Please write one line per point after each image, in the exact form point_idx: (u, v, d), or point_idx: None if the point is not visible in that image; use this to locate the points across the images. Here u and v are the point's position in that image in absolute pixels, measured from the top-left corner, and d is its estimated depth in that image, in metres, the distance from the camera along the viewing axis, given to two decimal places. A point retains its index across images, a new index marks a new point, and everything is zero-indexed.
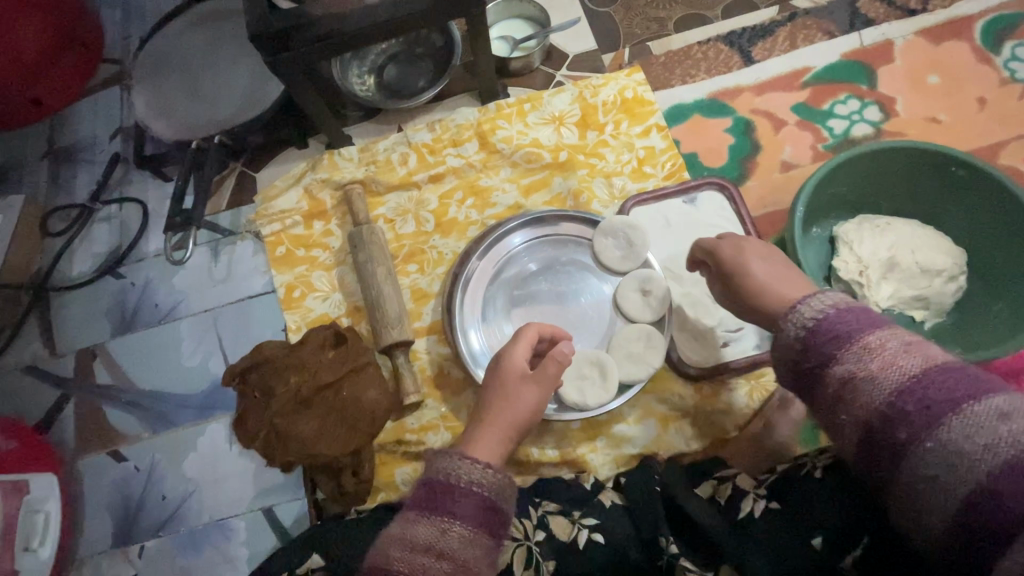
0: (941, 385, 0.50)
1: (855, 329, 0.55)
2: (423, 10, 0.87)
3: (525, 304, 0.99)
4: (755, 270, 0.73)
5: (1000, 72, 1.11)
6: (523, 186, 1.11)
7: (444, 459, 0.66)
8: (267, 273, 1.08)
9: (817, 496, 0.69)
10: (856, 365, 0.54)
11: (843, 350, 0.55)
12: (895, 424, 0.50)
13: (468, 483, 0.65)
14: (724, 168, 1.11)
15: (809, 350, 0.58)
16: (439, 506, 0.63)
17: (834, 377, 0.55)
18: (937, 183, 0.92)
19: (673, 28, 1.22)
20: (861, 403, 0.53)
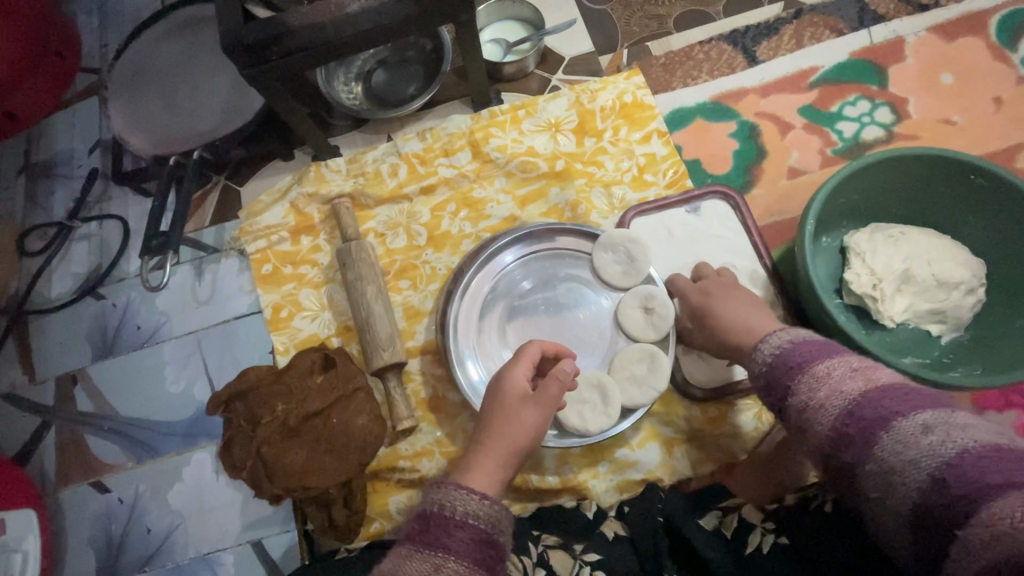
0: (877, 406, 0.50)
1: (804, 361, 0.58)
2: (408, 16, 0.81)
3: (522, 323, 0.95)
4: (726, 308, 0.77)
5: (1017, 70, 1.06)
6: (518, 197, 1.06)
7: (438, 489, 0.63)
8: (252, 292, 1.04)
9: (819, 528, 0.68)
10: (805, 394, 0.55)
11: (797, 381, 0.57)
12: (841, 447, 0.52)
13: (464, 515, 0.61)
14: (728, 175, 1.06)
15: (771, 384, 0.60)
16: (434, 540, 0.59)
17: (791, 407, 0.57)
18: (955, 190, 0.87)
19: (674, 26, 1.17)
20: (813, 431, 0.54)
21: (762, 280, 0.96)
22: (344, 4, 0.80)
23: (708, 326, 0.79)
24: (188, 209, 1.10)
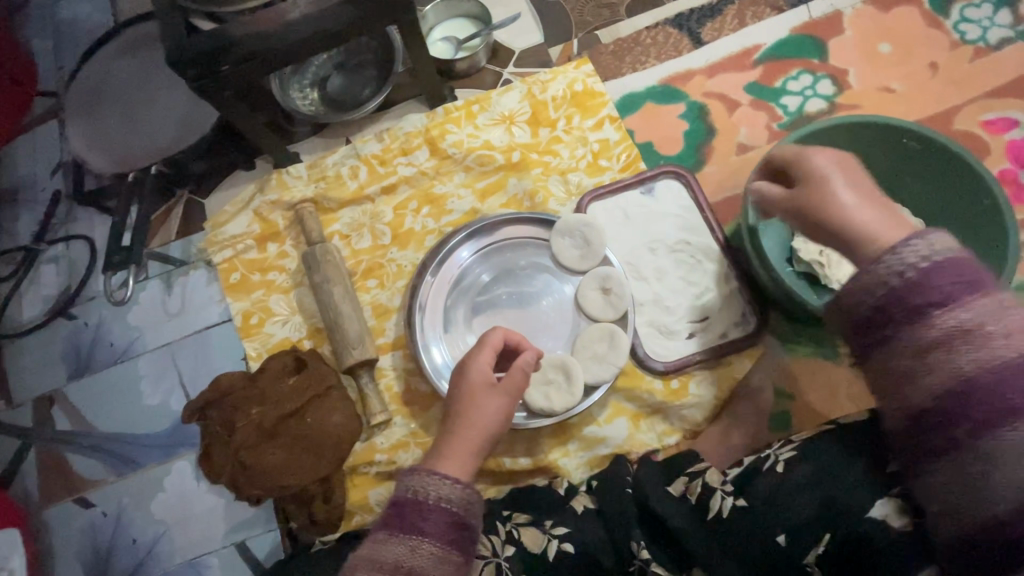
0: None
1: (982, 284, 0.49)
2: (351, 19, 0.83)
3: (487, 312, 0.97)
4: (841, 189, 0.59)
5: (950, 35, 1.09)
6: (478, 190, 1.09)
7: (410, 477, 0.64)
8: (222, 301, 1.05)
9: (780, 491, 0.63)
10: (980, 322, 0.48)
11: (970, 298, 0.49)
12: (999, 396, 0.47)
13: (437, 500, 0.62)
14: (680, 155, 1.09)
15: (922, 285, 0.50)
16: (410, 525, 0.61)
17: (939, 330, 0.49)
18: (891, 155, 0.91)
19: (623, 13, 1.19)
20: (965, 369, 0.48)
21: (716, 253, 0.99)
22: (286, 10, 0.81)
23: (809, 214, 0.61)
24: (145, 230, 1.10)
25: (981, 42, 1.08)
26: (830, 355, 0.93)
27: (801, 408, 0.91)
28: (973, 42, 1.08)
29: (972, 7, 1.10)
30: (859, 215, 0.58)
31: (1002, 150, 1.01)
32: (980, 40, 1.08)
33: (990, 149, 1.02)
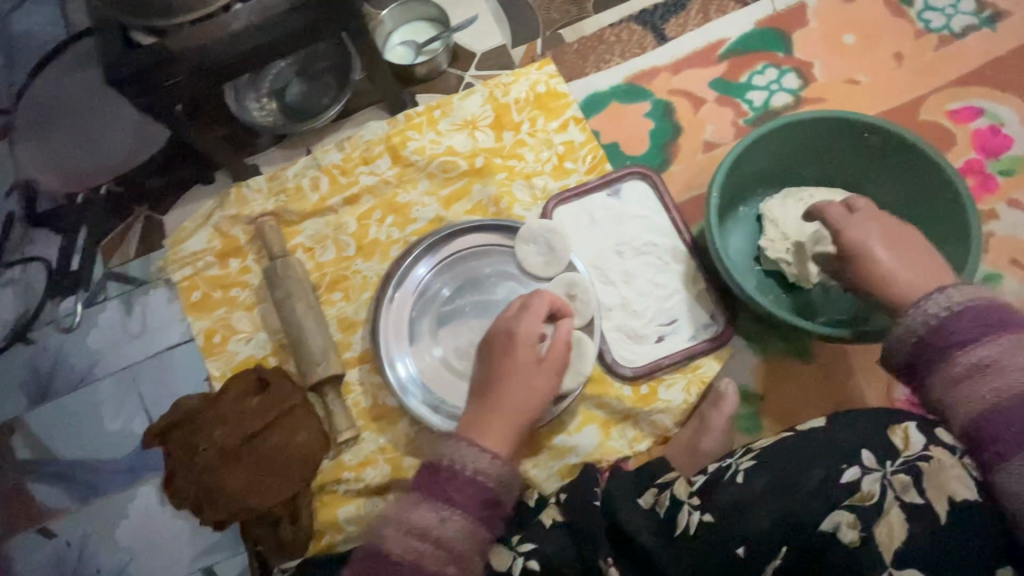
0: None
1: (1007, 323, 0.52)
2: (297, 29, 0.81)
3: (453, 323, 0.96)
4: (877, 253, 0.65)
5: (915, 24, 1.08)
6: (443, 197, 1.07)
7: (449, 446, 0.65)
8: (183, 321, 1.03)
9: (740, 502, 0.61)
10: (998, 356, 0.51)
11: (996, 337, 0.52)
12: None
13: (471, 474, 0.64)
14: (647, 155, 1.07)
15: (946, 331, 0.54)
16: (433, 496, 0.62)
17: (963, 361, 0.52)
18: (854, 150, 0.90)
19: (591, 8, 1.17)
20: (987, 394, 0.51)
21: (683, 254, 0.97)
22: (227, 22, 0.78)
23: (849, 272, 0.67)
24: (103, 253, 1.08)
25: (946, 30, 1.07)
26: (800, 354, 0.92)
27: (771, 408, 0.90)
28: (938, 30, 1.07)
29: None
30: (898, 276, 0.62)
31: (968, 140, 1.00)
32: (944, 28, 1.07)
33: (956, 139, 1.01)
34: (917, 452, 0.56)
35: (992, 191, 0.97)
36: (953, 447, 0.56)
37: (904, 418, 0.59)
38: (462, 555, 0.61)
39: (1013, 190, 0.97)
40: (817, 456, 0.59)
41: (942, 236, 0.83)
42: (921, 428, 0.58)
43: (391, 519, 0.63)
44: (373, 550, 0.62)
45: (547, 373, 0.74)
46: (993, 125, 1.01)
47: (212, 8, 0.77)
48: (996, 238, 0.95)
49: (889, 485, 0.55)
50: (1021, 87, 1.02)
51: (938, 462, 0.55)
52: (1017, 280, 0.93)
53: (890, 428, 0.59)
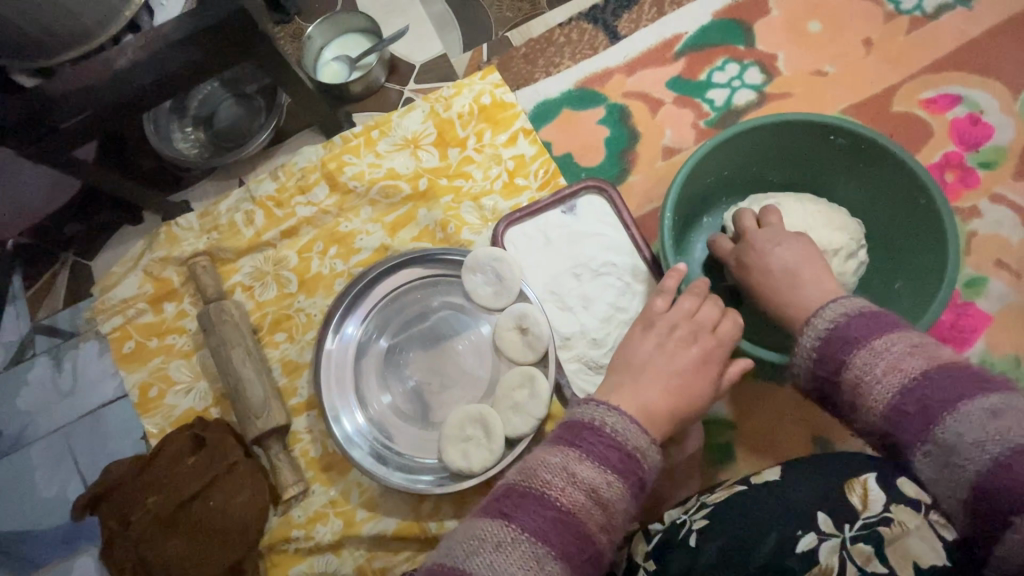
0: (934, 390, 0.48)
1: (866, 334, 0.54)
2: (192, 62, 0.73)
3: (400, 361, 0.90)
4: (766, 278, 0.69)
5: (884, 6, 1.00)
6: (387, 224, 0.99)
7: (597, 406, 0.58)
8: (117, 374, 0.96)
9: (692, 570, 0.55)
10: (864, 369, 0.53)
11: (855, 353, 0.54)
12: (901, 421, 0.49)
13: (631, 447, 0.55)
14: (603, 166, 1.00)
15: (823, 359, 0.56)
16: (588, 450, 0.54)
17: (844, 382, 0.54)
18: (819, 152, 0.82)
19: (545, 4, 1.10)
20: (869, 408, 0.52)
21: (644, 274, 0.91)
22: (112, 59, 0.71)
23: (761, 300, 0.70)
24: (28, 306, 1.01)
25: (918, 11, 0.99)
26: (771, 377, 0.86)
27: (745, 436, 0.84)
28: (909, 12, 0.99)
29: None
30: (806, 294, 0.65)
31: (946, 131, 0.93)
32: (917, 9, 0.99)
33: (932, 131, 0.94)
34: (878, 512, 0.53)
35: (972, 186, 0.90)
36: (918, 503, 0.54)
37: (862, 469, 0.57)
38: (612, 526, 0.52)
39: (996, 183, 0.90)
40: (772, 521, 0.55)
41: (918, 243, 0.76)
42: (880, 480, 0.55)
43: (547, 463, 0.53)
44: (521, 488, 0.53)
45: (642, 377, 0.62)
46: (972, 113, 0.93)
47: (102, 40, 0.72)
48: (978, 238, 0.88)
49: (850, 556, 0.52)
50: (1001, 70, 0.95)
51: (900, 524, 0.52)
52: (1002, 282, 0.86)
53: (847, 483, 0.56)
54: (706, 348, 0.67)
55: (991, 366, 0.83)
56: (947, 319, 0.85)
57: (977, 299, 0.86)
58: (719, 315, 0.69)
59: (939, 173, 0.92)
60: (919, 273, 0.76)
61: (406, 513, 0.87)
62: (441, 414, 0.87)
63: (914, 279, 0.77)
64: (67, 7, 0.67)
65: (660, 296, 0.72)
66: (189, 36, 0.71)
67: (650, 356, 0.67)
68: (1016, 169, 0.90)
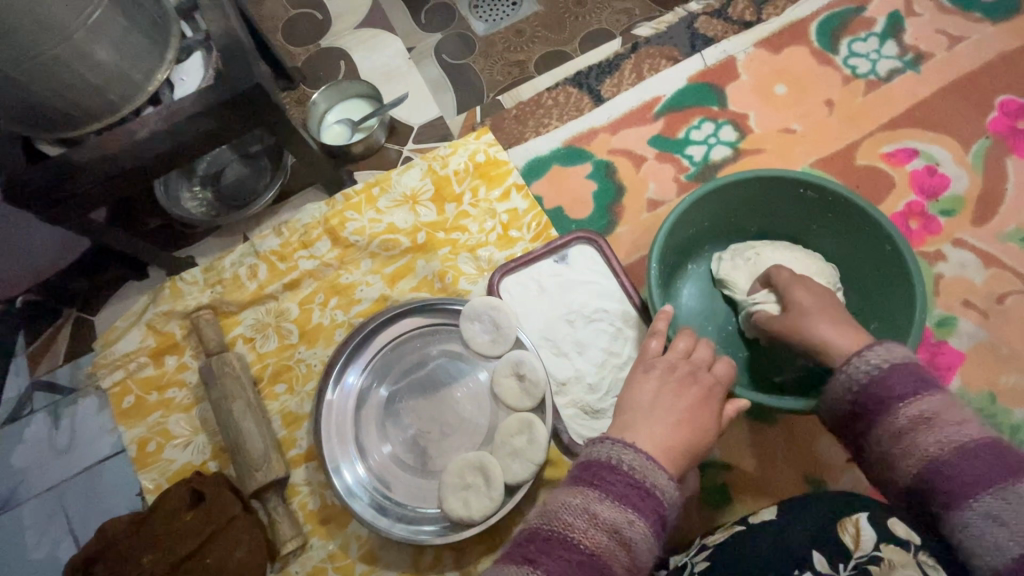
0: (1006, 454, 0.50)
1: (935, 383, 0.57)
2: (208, 131, 0.79)
3: (399, 410, 0.91)
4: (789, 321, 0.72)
5: (842, 71, 1.09)
6: (387, 275, 1.03)
7: (613, 444, 0.60)
8: (114, 430, 0.97)
9: None
10: (937, 409, 0.54)
11: (925, 394, 0.56)
12: (970, 467, 0.50)
13: (650, 486, 0.57)
14: (591, 217, 1.05)
15: (886, 386, 0.58)
16: (608, 490, 0.55)
17: (905, 414, 0.56)
18: (791, 204, 0.89)
19: (533, 69, 1.21)
20: (930, 444, 0.53)
21: (635, 319, 0.95)
22: (134, 130, 0.76)
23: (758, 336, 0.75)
24: (28, 362, 1.02)
25: (873, 75, 1.08)
26: (762, 419, 0.88)
27: (740, 478, 0.86)
28: (864, 75, 1.09)
29: (859, 41, 1.11)
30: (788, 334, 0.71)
31: (907, 182, 1.01)
32: (871, 73, 1.09)
33: (894, 182, 1.01)
34: (868, 551, 0.56)
35: (935, 232, 0.97)
36: (907, 543, 0.56)
37: (854, 509, 0.59)
38: (636, 568, 0.53)
39: (957, 229, 0.97)
40: (770, 561, 0.57)
41: (888, 288, 0.82)
42: (871, 520, 0.58)
43: (569, 505, 0.55)
44: (545, 531, 0.53)
45: (641, 424, 0.64)
46: (929, 165, 1.01)
47: (123, 112, 0.77)
48: (944, 280, 0.94)
49: None
50: (952, 126, 1.03)
51: (889, 563, 0.54)
52: (971, 321, 0.91)
53: (840, 522, 0.58)
54: (707, 387, 0.69)
55: (967, 403, 0.87)
56: (923, 358, 0.90)
57: (949, 338, 0.91)
58: (709, 358, 0.73)
59: (903, 221, 0.98)
60: (893, 315, 0.80)
61: (405, 566, 0.87)
62: (441, 463, 0.88)
63: (888, 321, 0.81)
64: (93, 86, 0.72)
65: (651, 341, 0.75)
66: (207, 109, 0.76)
67: (654, 395, 0.68)
68: (974, 216, 0.97)
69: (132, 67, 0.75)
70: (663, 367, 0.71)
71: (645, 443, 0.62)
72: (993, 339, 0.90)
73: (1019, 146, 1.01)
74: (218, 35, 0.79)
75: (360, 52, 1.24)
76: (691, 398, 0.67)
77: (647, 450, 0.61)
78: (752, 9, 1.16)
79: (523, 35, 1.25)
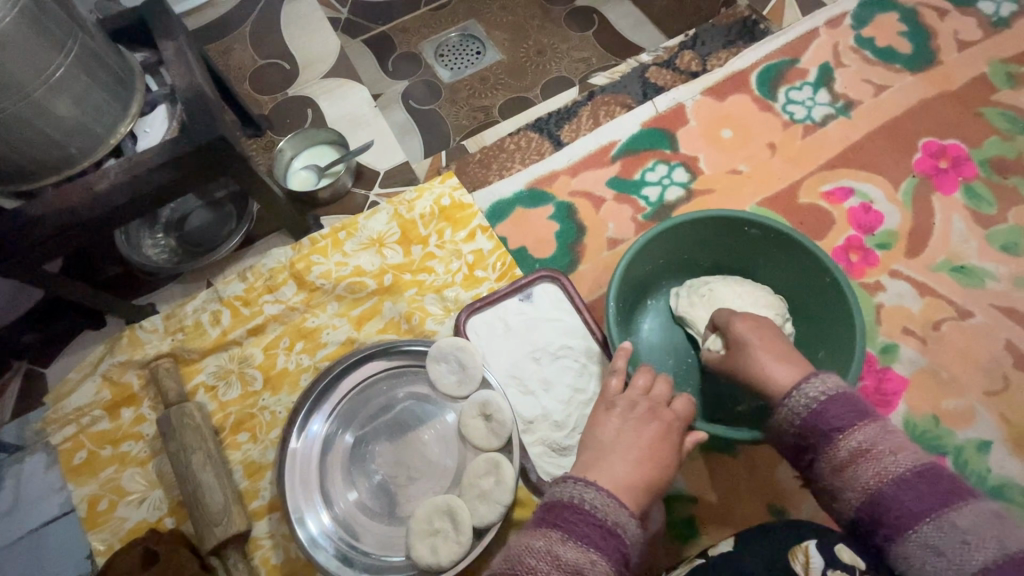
0: (937, 480, 0.55)
1: (868, 411, 0.61)
2: (170, 182, 0.79)
3: (366, 455, 0.90)
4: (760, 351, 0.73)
5: (781, 116, 1.18)
6: (354, 318, 1.03)
7: (575, 484, 0.61)
8: (63, 490, 0.92)
9: None
10: (872, 441, 0.58)
11: (862, 424, 0.60)
12: (907, 498, 0.54)
13: (611, 525, 0.58)
14: (554, 257, 1.09)
15: (825, 419, 0.62)
16: (570, 532, 0.56)
17: (845, 447, 0.59)
18: (738, 242, 0.94)
19: (497, 114, 1.30)
20: (870, 477, 0.57)
21: (598, 354, 0.97)
22: (94, 182, 0.77)
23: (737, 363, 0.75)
24: None
25: (809, 120, 1.17)
26: (725, 449, 0.90)
27: (706, 510, 0.87)
28: (801, 121, 1.17)
29: (795, 90, 1.20)
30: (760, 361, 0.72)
31: (845, 218, 1.08)
32: (807, 118, 1.17)
33: (833, 218, 1.08)
34: None
35: (873, 265, 1.04)
36: (852, 568, 0.59)
37: (804, 535, 0.62)
38: None
39: (893, 261, 1.04)
40: None
41: (832, 317, 0.86)
42: (820, 546, 0.60)
43: (532, 549, 0.55)
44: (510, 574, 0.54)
45: (604, 463, 0.66)
46: (864, 203, 1.09)
47: (83, 165, 0.78)
48: (885, 309, 1.00)
49: None
50: (882, 166, 1.12)
51: None
52: (912, 348, 0.97)
53: (792, 551, 0.61)
54: (666, 423, 0.71)
55: (914, 426, 0.92)
56: (870, 385, 0.95)
57: (893, 365, 0.96)
58: (667, 395, 0.75)
59: (844, 255, 1.05)
60: (837, 344, 0.84)
61: None
62: (408, 509, 0.87)
63: (834, 349, 0.85)
64: (53, 140, 0.73)
65: (612, 380, 0.77)
66: (170, 161, 0.77)
67: (616, 433, 0.69)
68: (907, 249, 1.05)
69: (95, 120, 0.76)
70: (624, 405, 0.73)
71: (607, 482, 0.63)
72: (933, 364, 0.96)
73: (942, 184, 1.10)
74: (183, 90, 0.81)
75: (328, 101, 1.27)
76: (651, 434, 0.69)
77: (609, 488, 0.62)
78: (698, 60, 1.25)
79: (487, 82, 1.33)
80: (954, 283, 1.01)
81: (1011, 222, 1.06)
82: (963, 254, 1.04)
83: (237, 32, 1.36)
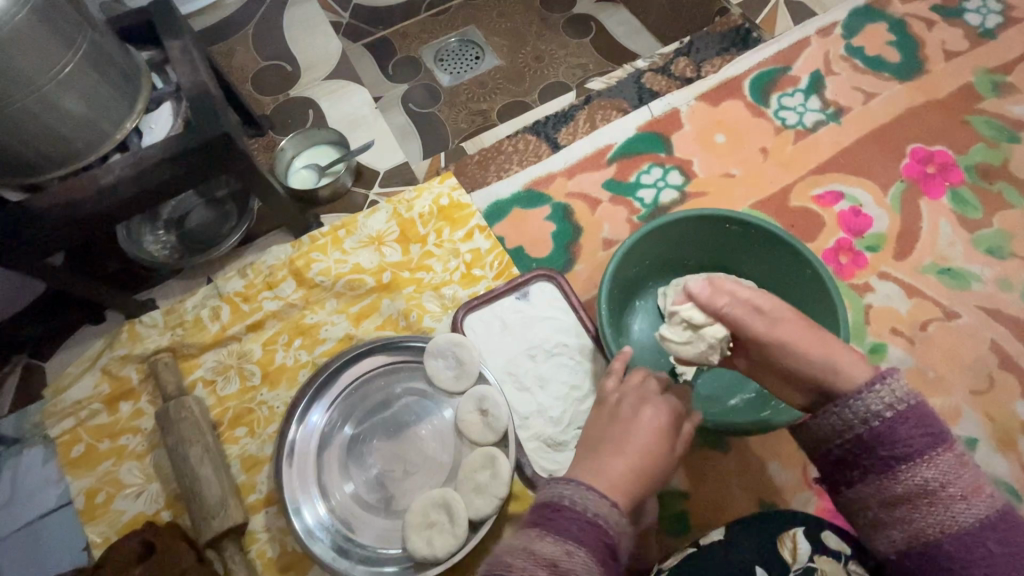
0: (1005, 531, 0.54)
1: (941, 440, 0.58)
2: (170, 180, 0.80)
3: (364, 450, 0.91)
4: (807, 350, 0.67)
5: (774, 122, 1.21)
6: (352, 314, 1.04)
7: (563, 484, 0.62)
8: (60, 482, 0.93)
9: None
10: (943, 480, 0.56)
11: (936, 459, 0.57)
12: (972, 548, 0.54)
13: (598, 520, 0.59)
14: (551, 256, 1.11)
15: (896, 445, 0.58)
16: (557, 529, 0.57)
17: (913, 482, 0.57)
18: (729, 242, 0.96)
19: (495, 117, 1.32)
20: (933, 518, 0.56)
21: (592, 352, 0.99)
22: (99, 176, 0.78)
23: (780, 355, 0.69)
24: None
25: (800, 126, 1.20)
26: (716, 446, 0.92)
27: (698, 505, 0.89)
28: (793, 127, 1.20)
29: (787, 96, 1.23)
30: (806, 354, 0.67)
31: (835, 221, 1.10)
32: (798, 124, 1.20)
33: (824, 221, 1.11)
34: (803, 564, 0.61)
35: (863, 267, 1.06)
36: (839, 555, 0.62)
37: (791, 522, 0.64)
38: None
39: (882, 263, 1.06)
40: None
41: (819, 315, 0.88)
42: (807, 533, 0.62)
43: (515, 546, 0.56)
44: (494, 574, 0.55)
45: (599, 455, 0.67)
46: (854, 206, 1.11)
47: (88, 160, 0.79)
48: (874, 309, 1.02)
49: None
50: (871, 171, 1.15)
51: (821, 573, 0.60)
52: (900, 348, 0.99)
53: (780, 538, 0.62)
54: (660, 416, 0.72)
55: None
56: None
57: (881, 364, 0.98)
58: (660, 391, 0.76)
59: (834, 256, 1.07)
60: None
61: None
62: (404, 502, 0.88)
63: None
64: (60, 134, 0.74)
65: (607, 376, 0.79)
66: (171, 158, 0.78)
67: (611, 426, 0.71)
68: (895, 251, 1.07)
69: (102, 116, 0.77)
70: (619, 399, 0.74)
71: (601, 474, 0.65)
72: (920, 363, 0.98)
73: (930, 189, 1.12)
74: (188, 88, 0.83)
75: (329, 102, 1.29)
76: (646, 427, 0.70)
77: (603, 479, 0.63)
78: (692, 66, 1.28)
79: (486, 86, 1.36)
80: (941, 285, 1.04)
81: (996, 226, 1.08)
82: (949, 256, 1.06)
83: (239, 34, 1.38)
